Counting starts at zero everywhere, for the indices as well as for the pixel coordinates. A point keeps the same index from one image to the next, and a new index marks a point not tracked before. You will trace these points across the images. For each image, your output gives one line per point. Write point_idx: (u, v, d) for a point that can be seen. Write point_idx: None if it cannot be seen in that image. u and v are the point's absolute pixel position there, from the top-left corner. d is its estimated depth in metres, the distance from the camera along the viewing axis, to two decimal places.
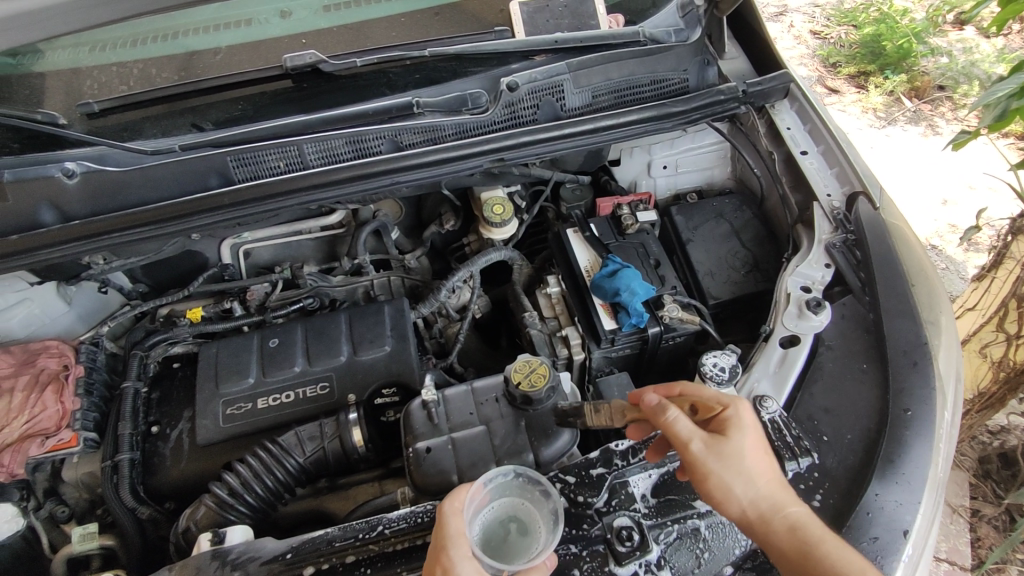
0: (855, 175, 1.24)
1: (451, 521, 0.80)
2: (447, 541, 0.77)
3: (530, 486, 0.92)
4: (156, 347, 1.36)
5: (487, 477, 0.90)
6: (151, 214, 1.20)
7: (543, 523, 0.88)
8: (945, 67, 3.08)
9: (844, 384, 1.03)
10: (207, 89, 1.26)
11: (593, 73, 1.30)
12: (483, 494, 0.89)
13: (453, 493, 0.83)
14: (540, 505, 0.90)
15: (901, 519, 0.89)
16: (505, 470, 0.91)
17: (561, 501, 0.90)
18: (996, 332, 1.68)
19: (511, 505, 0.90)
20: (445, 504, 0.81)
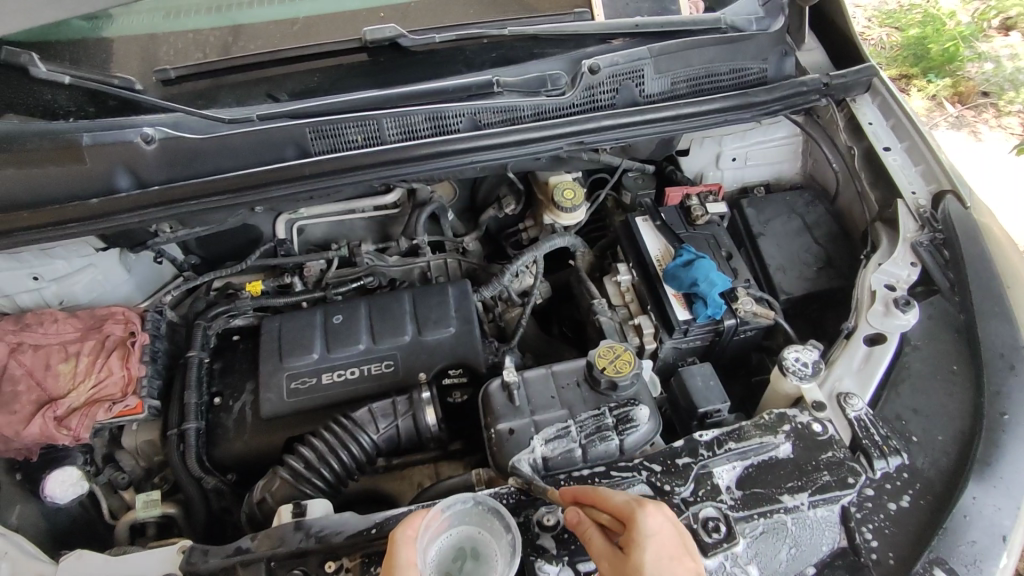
0: (941, 172, 1.21)
1: (400, 550, 0.78)
2: (395, 570, 0.76)
3: (491, 516, 0.87)
4: (217, 319, 1.34)
5: (445, 503, 0.86)
6: (229, 182, 1.19)
7: (500, 554, 0.84)
8: (990, 73, 3.01)
9: (934, 384, 1.02)
10: (288, 60, 1.25)
11: (674, 60, 1.27)
12: (442, 520, 0.86)
13: (405, 521, 0.80)
14: (499, 537, 0.85)
15: (1000, 524, 0.88)
16: (465, 497, 0.87)
17: (520, 534, 0.85)
18: None
19: (471, 533, 0.86)
20: (395, 532, 0.79)
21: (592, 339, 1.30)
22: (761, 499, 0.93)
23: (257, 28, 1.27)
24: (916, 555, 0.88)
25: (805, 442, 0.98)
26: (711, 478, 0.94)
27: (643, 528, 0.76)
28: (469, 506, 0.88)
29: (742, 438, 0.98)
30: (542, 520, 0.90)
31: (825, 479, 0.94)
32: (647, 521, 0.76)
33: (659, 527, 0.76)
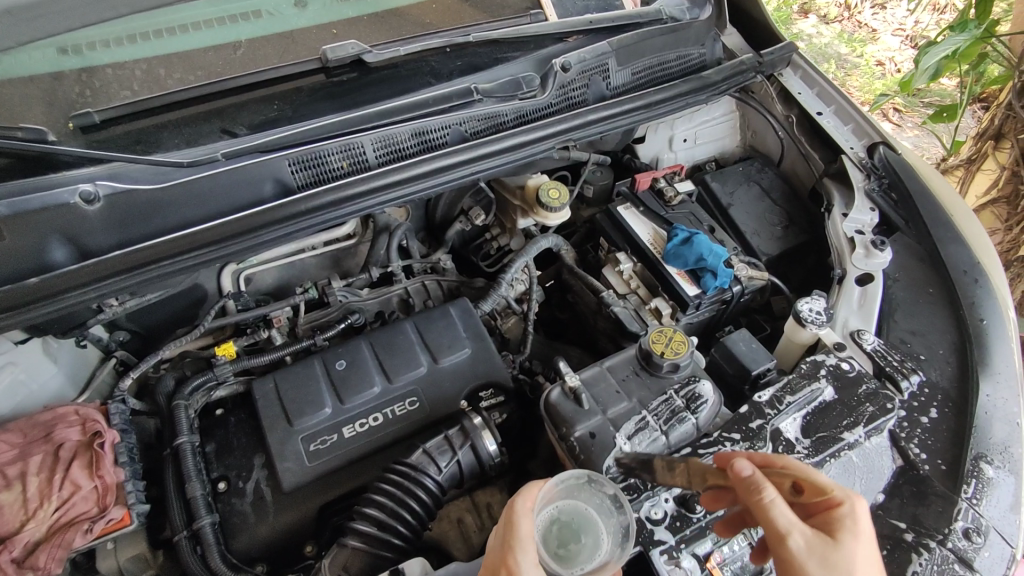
0: (871, 128, 1.40)
1: (520, 520, 0.75)
2: (516, 542, 0.73)
3: (597, 492, 0.86)
4: (197, 393, 1.18)
5: (560, 476, 0.84)
6: (209, 234, 1.02)
7: (608, 533, 0.82)
8: (805, 50, 3.48)
9: (920, 308, 1.16)
10: (230, 90, 1.13)
11: (633, 52, 1.32)
12: (551, 491, 0.84)
13: (526, 490, 0.78)
14: (607, 514, 0.84)
15: (1012, 412, 1.03)
16: (579, 472, 0.85)
17: (631, 514, 0.83)
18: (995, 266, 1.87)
19: (577, 507, 0.84)
20: (517, 500, 0.76)
21: (606, 331, 1.31)
22: (828, 440, 0.99)
23: (191, 57, 1.13)
24: (960, 457, 0.98)
25: (842, 382, 1.06)
26: (781, 433, 0.99)
27: (861, 517, 0.73)
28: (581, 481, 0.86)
29: (793, 390, 1.04)
30: (649, 515, 0.90)
31: (869, 410, 1.02)
32: (863, 512, 0.73)
33: (864, 520, 0.73)
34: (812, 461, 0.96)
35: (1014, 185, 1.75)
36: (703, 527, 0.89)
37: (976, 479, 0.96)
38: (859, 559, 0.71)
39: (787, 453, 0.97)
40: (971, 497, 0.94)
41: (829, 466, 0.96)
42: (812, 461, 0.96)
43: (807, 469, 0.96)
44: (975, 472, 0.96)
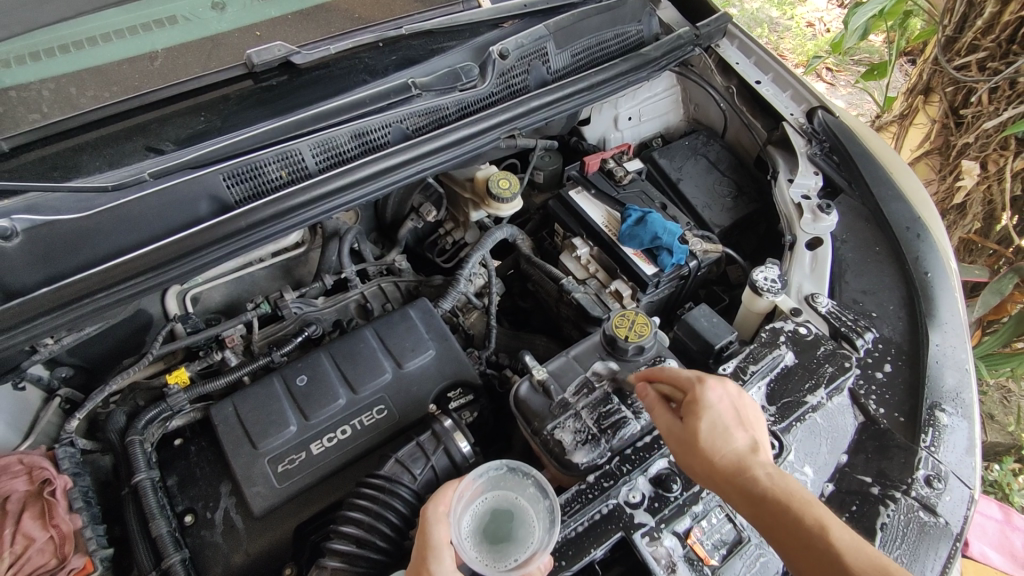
0: (808, 93, 1.43)
1: (434, 527, 0.80)
2: (429, 549, 0.77)
3: (522, 481, 0.90)
4: (152, 426, 1.12)
5: (478, 471, 0.89)
6: (148, 258, 0.96)
7: (538, 519, 0.86)
8: (738, 16, 3.52)
9: (868, 267, 1.19)
10: (155, 104, 1.07)
11: (571, 33, 1.30)
12: (474, 487, 0.88)
13: (438, 496, 0.83)
14: (534, 501, 0.88)
15: (960, 358, 1.07)
16: (497, 464, 0.90)
17: (555, 497, 0.87)
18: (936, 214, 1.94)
19: (505, 498, 0.88)
20: (429, 508, 0.81)
21: (569, 318, 1.31)
22: (793, 405, 1.01)
23: (104, 71, 1.05)
24: (917, 407, 1.02)
25: (801, 346, 1.08)
26: None
27: (708, 401, 0.83)
28: (502, 473, 0.90)
29: (756, 359, 1.05)
30: (628, 499, 0.90)
31: (830, 370, 1.05)
32: (711, 395, 0.84)
33: (719, 402, 0.84)
34: (779, 428, 0.98)
35: (945, 137, 1.81)
36: (681, 505, 0.90)
37: (932, 427, 1.00)
38: (720, 432, 0.81)
39: None
40: (929, 445, 0.98)
41: (795, 431, 0.99)
42: (779, 428, 0.98)
43: (775, 436, 0.97)
44: (931, 421, 1.00)
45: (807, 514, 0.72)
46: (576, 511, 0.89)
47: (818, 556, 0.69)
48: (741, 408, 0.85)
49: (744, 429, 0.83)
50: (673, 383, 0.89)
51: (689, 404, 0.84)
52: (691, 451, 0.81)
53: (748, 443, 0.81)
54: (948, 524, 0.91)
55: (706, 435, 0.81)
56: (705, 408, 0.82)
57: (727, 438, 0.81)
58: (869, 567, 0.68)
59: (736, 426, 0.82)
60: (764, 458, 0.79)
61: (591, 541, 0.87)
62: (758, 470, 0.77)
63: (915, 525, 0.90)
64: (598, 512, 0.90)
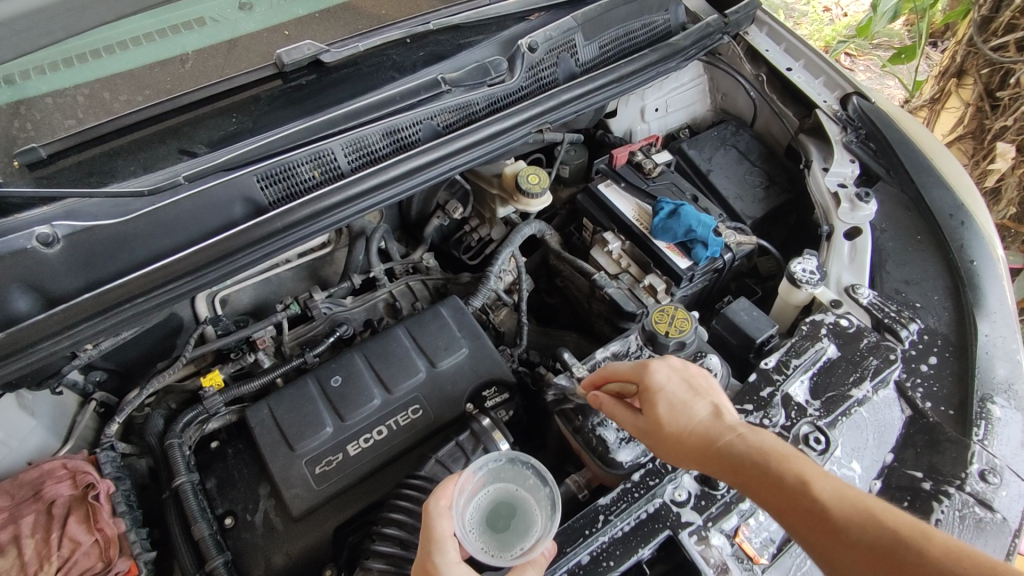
0: (842, 79, 1.39)
1: (437, 522, 0.79)
2: (433, 544, 0.77)
3: (523, 471, 0.89)
4: (189, 428, 1.12)
5: (477, 464, 0.88)
6: (185, 262, 0.96)
7: (541, 506, 0.85)
8: None
9: (911, 256, 1.17)
10: (186, 106, 1.06)
11: (599, 25, 1.28)
12: (476, 480, 0.88)
13: (438, 491, 0.81)
14: (536, 490, 0.87)
15: (1011, 348, 1.04)
16: (497, 456, 0.90)
17: (557, 485, 0.86)
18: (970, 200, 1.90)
19: (506, 489, 0.88)
20: (429, 502, 0.80)
21: (600, 313, 1.29)
22: (838, 399, 0.99)
23: (136, 75, 1.05)
24: (968, 399, 0.99)
25: (843, 339, 1.06)
26: (792, 398, 0.99)
27: (656, 383, 0.84)
28: (503, 464, 0.90)
29: (798, 353, 1.03)
30: (673, 498, 0.89)
31: (875, 363, 1.02)
32: (656, 376, 0.84)
33: (667, 378, 0.84)
34: (824, 423, 0.96)
35: (979, 120, 1.77)
36: (728, 503, 0.88)
37: (984, 420, 0.97)
38: (678, 408, 0.81)
39: (799, 418, 0.97)
40: (982, 438, 0.95)
41: (841, 426, 0.96)
42: (824, 423, 0.96)
43: (821, 431, 0.95)
44: (983, 413, 0.97)
45: (782, 469, 0.70)
46: (622, 511, 0.88)
47: (810, 517, 0.66)
48: (691, 379, 0.85)
49: (700, 396, 0.82)
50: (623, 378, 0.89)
51: (641, 393, 0.85)
52: (658, 437, 0.81)
53: (708, 410, 0.80)
54: (1005, 520, 0.88)
55: (664, 418, 0.81)
56: (653, 389, 0.83)
57: (688, 412, 0.81)
58: (862, 517, 0.64)
59: (691, 398, 0.82)
60: (727, 418, 0.78)
61: (638, 540, 0.86)
62: (725, 435, 0.76)
63: (972, 521, 0.88)
64: (644, 509, 0.88)
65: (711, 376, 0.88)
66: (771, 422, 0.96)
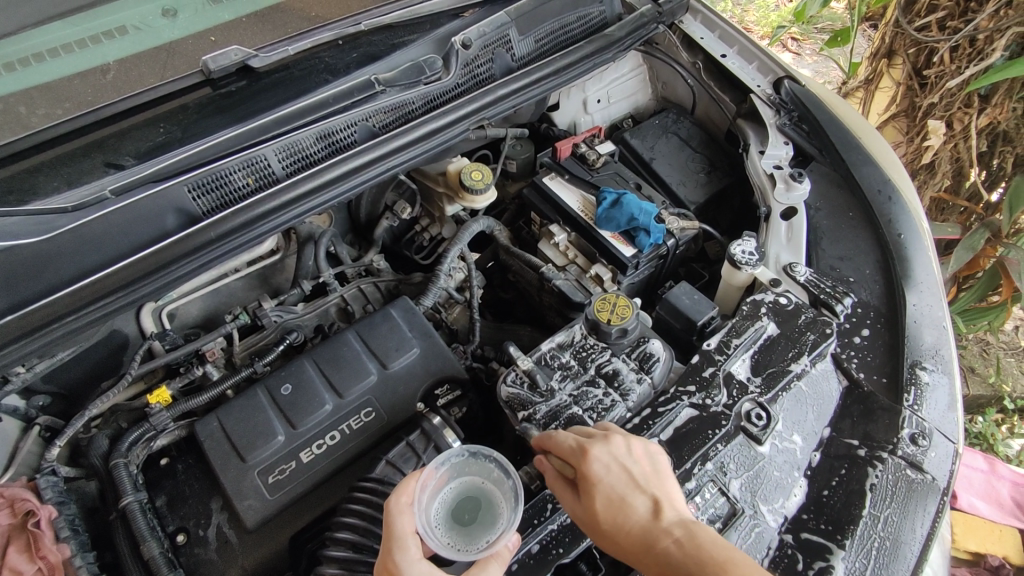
0: (773, 63, 1.43)
1: (398, 519, 0.80)
2: (395, 541, 0.78)
3: (486, 465, 0.90)
4: (136, 447, 1.09)
5: (439, 460, 0.89)
6: (117, 277, 0.94)
7: (504, 500, 0.86)
8: None
9: (844, 233, 1.20)
10: (110, 118, 1.03)
11: (532, 19, 1.29)
12: (439, 476, 0.89)
13: (399, 489, 0.82)
14: (499, 484, 0.88)
15: (937, 315, 1.09)
16: (458, 451, 0.90)
17: (519, 477, 0.87)
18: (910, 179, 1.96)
19: (470, 484, 0.89)
20: (390, 500, 0.80)
21: (551, 305, 1.31)
22: (778, 375, 1.02)
23: (55, 88, 1.03)
24: (899, 367, 1.03)
25: (782, 316, 1.09)
26: (734, 376, 1.01)
27: (596, 474, 0.80)
28: (466, 459, 0.91)
29: (739, 333, 1.06)
30: None
31: (812, 338, 1.06)
32: (595, 468, 0.80)
33: (607, 469, 0.80)
34: (765, 399, 0.99)
35: (910, 99, 1.83)
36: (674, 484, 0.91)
37: (914, 386, 1.01)
38: (616, 506, 0.78)
39: (741, 395, 0.99)
40: (912, 404, 0.99)
41: (782, 401, 0.99)
42: (765, 399, 0.99)
43: (762, 407, 0.98)
44: (913, 379, 1.01)
45: None
46: None
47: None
48: (642, 465, 0.82)
49: (640, 491, 0.79)
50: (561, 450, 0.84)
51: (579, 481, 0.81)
52: (595, 532, 0.79)
53: (648, 507, 0.78)
54: (935, 480, 0.92)
55: (603, 516, 0.78)
56: (598, 487, 0.79)
57: (627, 509, 0.78)
58: None
59: (630, 492, 0.79)
60: (664, 523, 0.76)
61: None
62: (661, 535, 0.75)
63: (904, 483, 0.92)
64: None
65: (653, 447, 0.84)
66: (714, 401, 0.98)
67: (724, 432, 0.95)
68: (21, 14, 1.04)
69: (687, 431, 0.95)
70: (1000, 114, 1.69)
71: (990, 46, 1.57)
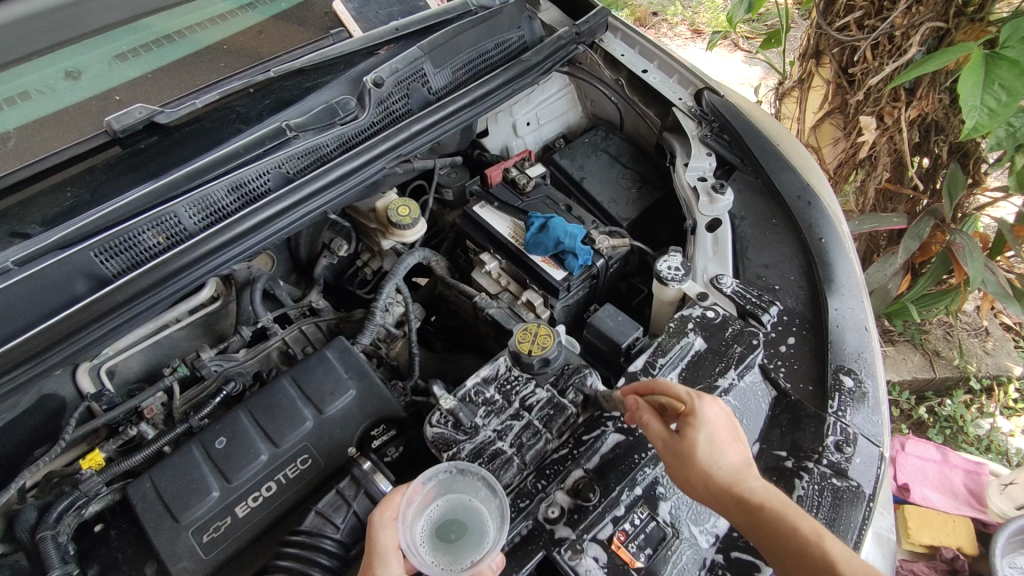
0: (693, 76, 1.44)
1: (380, 534, 0.80)
2: (375, 556, 0.78)
3: (474, 483, 0.90)
4: (66, 516, 1.07)
5: (427, 476, 0.89)
6: (24, 348, 0.93)
7: (491, 518, 0.86)
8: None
9: (768, 241, 1.21)
10: (16, 186, 1.04)
11: (446, 51, 1.30)
12: (427, 492, 0.89)
13: (383, 503, 0.83)
14: (486, 503, 0.88)
15: (859, 318, 1.10)
16: (445, 467, 0.90)
17: (506, 496, 0.87)
18: (856, 172, 1.98)
19: (457, 501, 0.88)
20: (373, 515, 0.81)
21: (489, 334, 1.30)
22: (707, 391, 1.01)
23: None
24: (824, 374, 1.04)
25: (709, 330, 1.08)
26: None
27: (705, 416, 0.85)
28: (454, 476, 0.90)
29: (664, 351, 1.05)
30: (547, 515, 0.90)
31: (738, 350, 1.05)
32: (706, 410, 0.85)
33: (716, 414, 0.85)
34: None
35: (842, 96, 1.86)
36: (602, 511, 0.90)
37: (839, 391, 1.01)
38: (716, 447, 0.83)
39: None
40: (837, 410, 0.99)
41: None
42: None
43: None
44: (838, 385, 1.02)
45: (809, 542, 0.75)
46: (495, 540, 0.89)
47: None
48: (734, 421, 0.87)
49: (737, 444, 0.85)
50: (669, 394, 0.89)
51: (684, 418, 0.85)
52: (686, 465, 0.83)
53: (741, 459, 0.83)
54: (861, 487, 0.93)
55: (702, 451, 0.83)
56: (707, 425, 0.84)
57: (724, 453, 0.84)
58: None
59: (730, 440, 0.85)
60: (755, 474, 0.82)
61: (514, 565, 0.87)
62: (753, 489, 0.81)
63: (830, 492, 0.92)
64: (515, 530, 0.90)
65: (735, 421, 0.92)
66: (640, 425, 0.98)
67: (652, 455, 0.94)
68: None
69: (613, 457, 0.95)
70: (927, 106, 1.71)
71: (908, 42, 1.61)
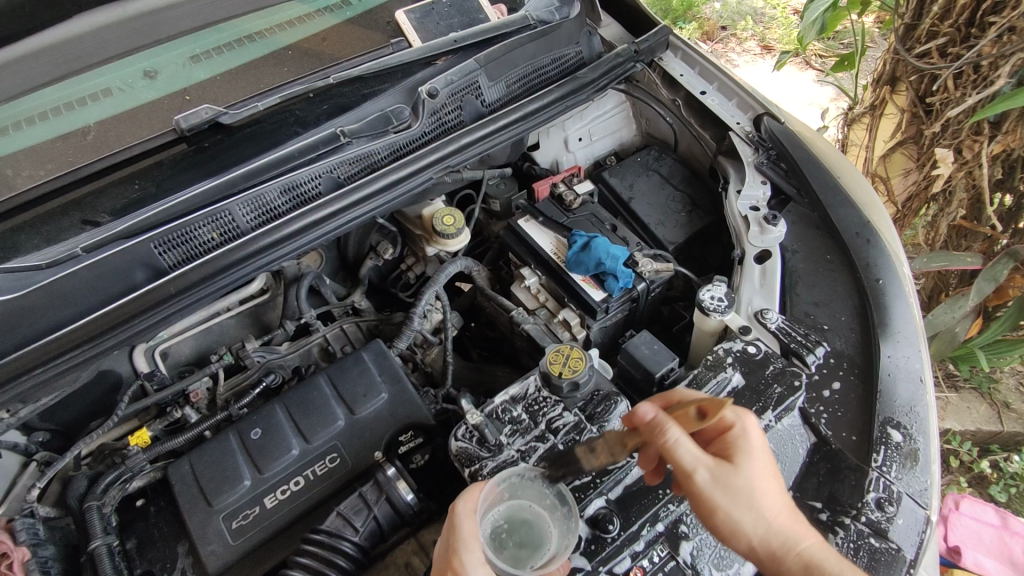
0: (754, 100, 1.41)
1: (463, 523, 0.80)
2: (461, 544, 0.77)
3: (541, 489, 0.91)
4: (111, 490, 1.14)
5: (501, 476, 0.90)
6: (81, 331, 0.99)
7: (556, 527, 0.87)
8: (721, 10, 3.41)
9: (820, 278, 1.16)
10: (90, 176, 1.11)
11: (502, 64, 1.30)
12: (495, 493, 0.89)
13: (467, 493, 0.83)
14: (552, 510, 0.89)
15: (914, 369, 1.03)
16: (518, 471, 0.91)
17: (575, 506, 0.88)
18: (928, 206, 1.86)
19: (522, 506, 0.89)
20: (459, 504, 0.81)
21: (523, 349, 1.30)
22: None
23: (40, 150, 1.11)
24: (870, 424, 0.98)
25: (749, 367, 1.04)
26: None
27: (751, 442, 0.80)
28: (522, 481, 0.91)
29: (699, 384, 1.02)
30: None
31: (778, 391, 1.01)
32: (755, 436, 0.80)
33: (753, 437, 0.80)
34: None
35: (916, 126, 1.76)
36: (620, 545, 0.88)
37: (884, 445, 0.96)
38: (763, 475, 0.78)
39: None
40: (881, 465, 0.94)
41: None
42: None
43: None
44: (884, 438, 0.96)
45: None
46: None
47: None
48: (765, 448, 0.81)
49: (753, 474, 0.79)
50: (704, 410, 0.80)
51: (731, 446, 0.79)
52: (733, 499, 0.76)
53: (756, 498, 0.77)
54: (901, 550, 0.87)
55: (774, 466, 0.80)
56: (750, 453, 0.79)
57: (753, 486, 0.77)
58: None
59: (763, 469, 0.79)
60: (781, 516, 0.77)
61: None
62: (805, 542, 0.77)
63: (865, 553, 0.87)
64: None
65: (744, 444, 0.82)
66: None
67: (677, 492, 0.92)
68: (21, 81, 1.11)
69: (636, 490, 0.93)
70: (1012, 142, 1.60)
71: (995, 73, 1.51)
